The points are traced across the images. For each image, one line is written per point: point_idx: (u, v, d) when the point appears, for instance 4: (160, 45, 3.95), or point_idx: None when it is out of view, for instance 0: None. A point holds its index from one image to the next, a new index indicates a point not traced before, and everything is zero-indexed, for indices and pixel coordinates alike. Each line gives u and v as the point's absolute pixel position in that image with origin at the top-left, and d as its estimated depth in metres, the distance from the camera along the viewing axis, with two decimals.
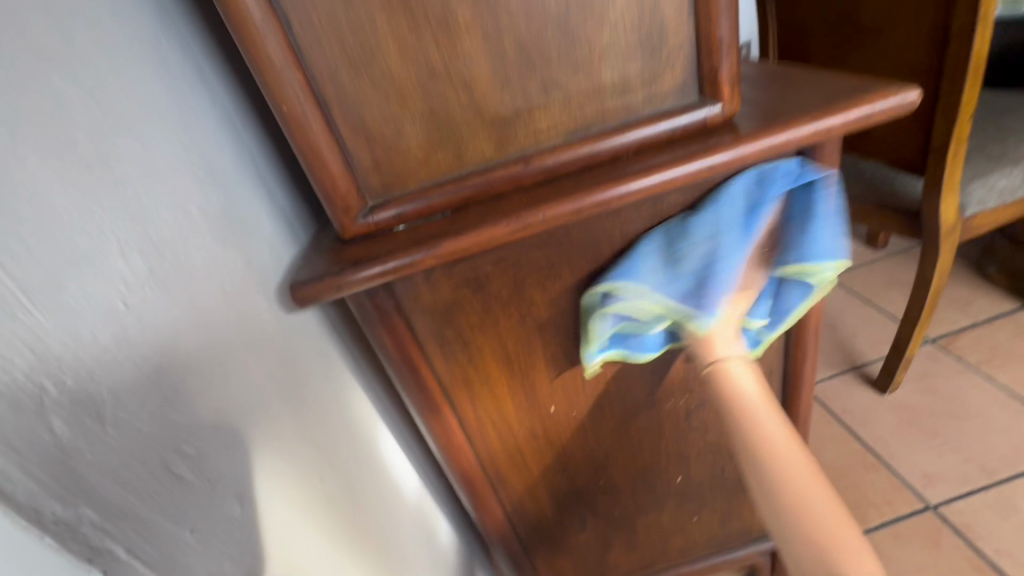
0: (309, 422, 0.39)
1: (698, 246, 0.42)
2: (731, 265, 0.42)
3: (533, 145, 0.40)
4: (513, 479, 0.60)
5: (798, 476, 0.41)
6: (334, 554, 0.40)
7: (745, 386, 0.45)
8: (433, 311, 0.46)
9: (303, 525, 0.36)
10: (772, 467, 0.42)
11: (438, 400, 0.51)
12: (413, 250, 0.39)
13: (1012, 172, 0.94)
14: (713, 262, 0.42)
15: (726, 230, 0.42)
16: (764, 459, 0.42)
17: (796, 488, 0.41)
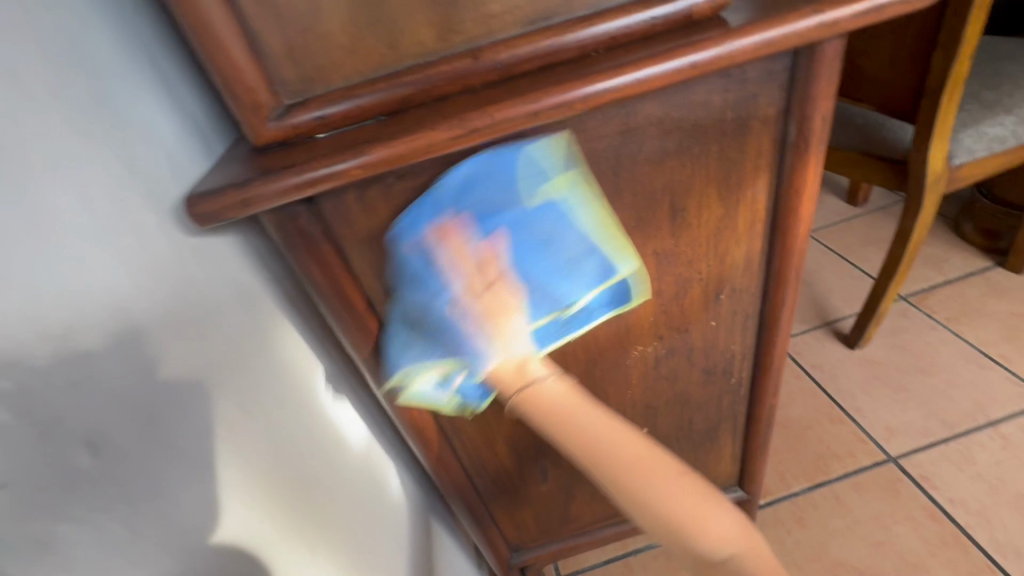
0: None
1: (415, 310, 0.40)
2: (462, 313, 0.39)
3: (484, 35, 0.33)
4: (468, 429, 0.56)
5: (613, 444, 0.41)
6: (255, 507, 0.38)
7: (557, 397, 0.42)
8: (370, 239, 0.40)
9: (199, 477, 0.34)
10: (590, 451, 0.41)
11: (382, 342, 0.45)
12: (337, 159, 0.32)
13: (1004, 120, 0.90)
14: (439, 307, 0.39)
15: (411, 288, 0.39)
16: (569, 435, 0.41)
17: (597, 452, 0.41)
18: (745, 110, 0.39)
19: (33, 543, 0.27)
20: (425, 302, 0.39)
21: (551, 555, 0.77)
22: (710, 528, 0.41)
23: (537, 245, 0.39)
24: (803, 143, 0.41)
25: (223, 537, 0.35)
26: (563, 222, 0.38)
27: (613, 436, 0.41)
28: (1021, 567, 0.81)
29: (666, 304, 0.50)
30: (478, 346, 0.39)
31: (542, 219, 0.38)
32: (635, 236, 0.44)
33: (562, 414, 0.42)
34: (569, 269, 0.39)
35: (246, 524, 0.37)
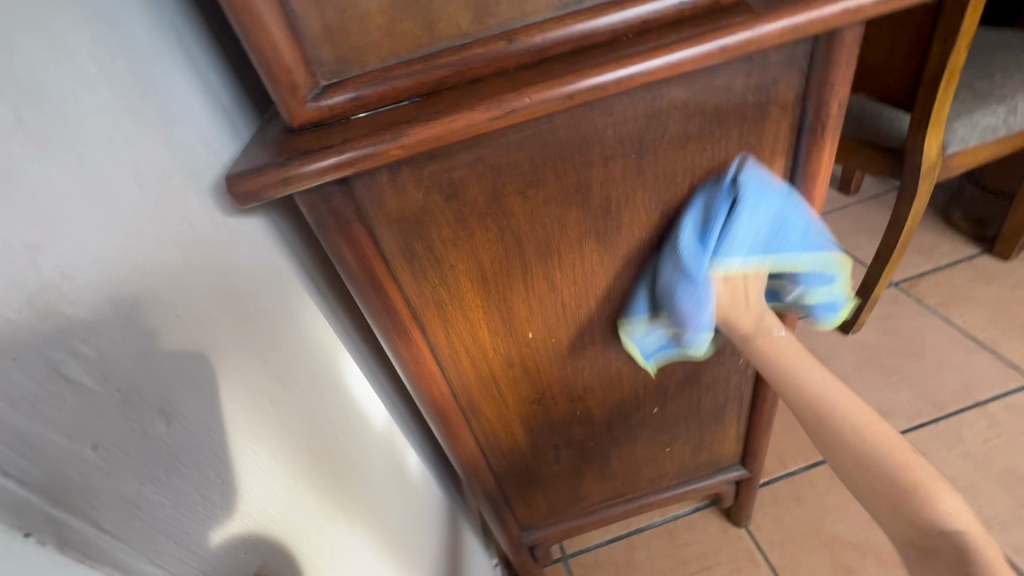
0: (258, 340, 0.35)
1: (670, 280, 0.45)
2: (700, 295, 0.44)
3: (518, 18, 0.34)
4: (486, 409, 0.58)
5: (836, 402, 0.44)
6: (302, 486, 0.35)
7: (783, 346, 0.47)
8: (400, 221, 0.41)
9: (257, 453, 0.31)
10: (815, 402, 0.45)
11: (406, 323, 0.46)
12: (375, 139, 0.33)
13: (997, 110, 0.92)
14: (697, 271, 0.43)
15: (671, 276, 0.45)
16: (802, 392, 0.45)
17: (825, 404, 0.44)
18: (765, 94, 0.40)
19: (137, 513, 0.23)
20: (683, 277, 0.44)
21: (559, 533, 0.79)
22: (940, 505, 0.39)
23: (783, 220, 0.43)
24: (819, 127, 0.42)
25: (282, 515, 0.33)
26: (794, 220, 0.43)
27: (841, 397, 0.45)
28: (1008, 539, 0.84)
29: None
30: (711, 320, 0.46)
31: (788, 211, 0.43)
32: (654, 218, 0.45)
33: (798, 375, 0.46)
34: (806, 243, 0.44)
35: (297, 504, 0.35)
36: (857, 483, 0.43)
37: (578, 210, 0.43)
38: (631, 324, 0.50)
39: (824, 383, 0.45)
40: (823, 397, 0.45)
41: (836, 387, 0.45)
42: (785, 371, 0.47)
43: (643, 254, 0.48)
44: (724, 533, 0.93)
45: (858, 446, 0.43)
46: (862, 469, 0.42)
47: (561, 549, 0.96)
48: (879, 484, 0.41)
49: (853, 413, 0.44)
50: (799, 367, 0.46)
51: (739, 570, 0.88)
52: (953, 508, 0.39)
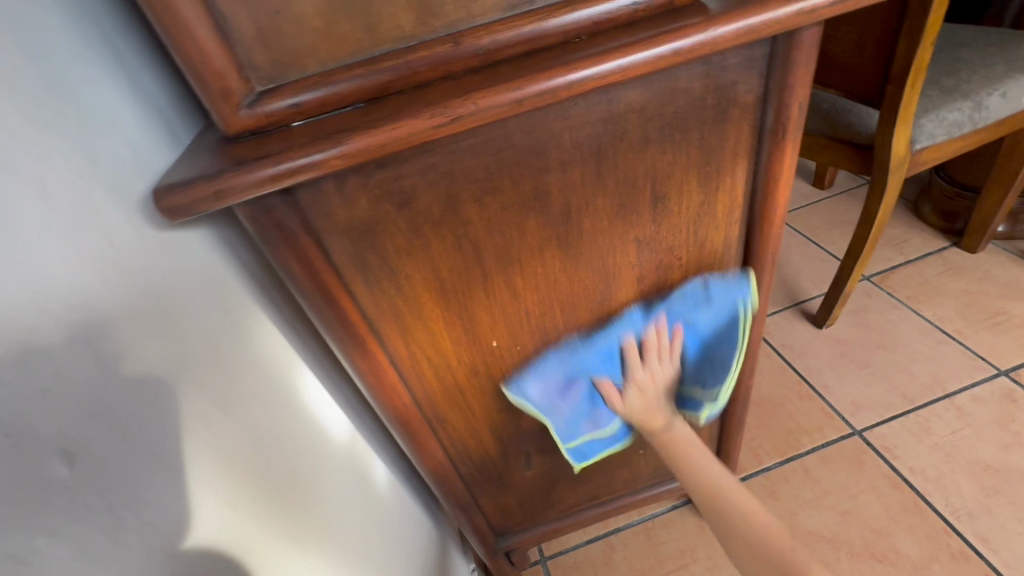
0: (198, 367, 0.33)
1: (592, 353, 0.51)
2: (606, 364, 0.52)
3: (464, 19, 0.32)
4: (453, 420, 0.56)
5: (720, 485, 0.58)
6: (245, 507, 0.35)
7: (685, 447, 0.58)
8: (350, 231, 0.39)
9: (188, 482, 0.30)
10: (705, 480, 0.58)
11: (363, 335, 0.45)
12: (315, 149, 0.31)
13: (963, 106, 0.93)
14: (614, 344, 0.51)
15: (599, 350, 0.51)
16: (695, 473, 0.59)
17: (712, 486, 0.58)
18: (725, 95, 0.39)
19: (27, 570, 0.21)
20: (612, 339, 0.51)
21: (535, 538, 0.79)
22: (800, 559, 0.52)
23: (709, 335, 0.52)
24: (781, 129, 0.41)
25: (221, 536, 0.32)
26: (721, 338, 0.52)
27: (723, 477, 0.58)
28: (974, 529, 0.86)
29: (648, 291, 0.51)
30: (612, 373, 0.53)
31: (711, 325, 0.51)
32: (616, 222, 0.44)
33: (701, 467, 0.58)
34: (713, 360, 0.54)
35: (238, 524, 0.34)
36: (745, 555, 0.54)
37: (537, 216, 0.42)
38: (516, 395, 0.52)
39: (722, 476, 0.59)
40: (721, 487, 0.58)
41: (725, 476, 0.59)
42: (694, 459, 0.59)
43: (607, 260, 0.47)
44: (701, 530, 0.93)
45: (746, 524, 0.55)
46: (756, 544, 0.54)
47: (540, 551, 0.96)
48: (760, 552, 0.53)
49: (743, 500, 0.57)
50: (700, 460, 0.58)
51: (715, 567, 0.89)
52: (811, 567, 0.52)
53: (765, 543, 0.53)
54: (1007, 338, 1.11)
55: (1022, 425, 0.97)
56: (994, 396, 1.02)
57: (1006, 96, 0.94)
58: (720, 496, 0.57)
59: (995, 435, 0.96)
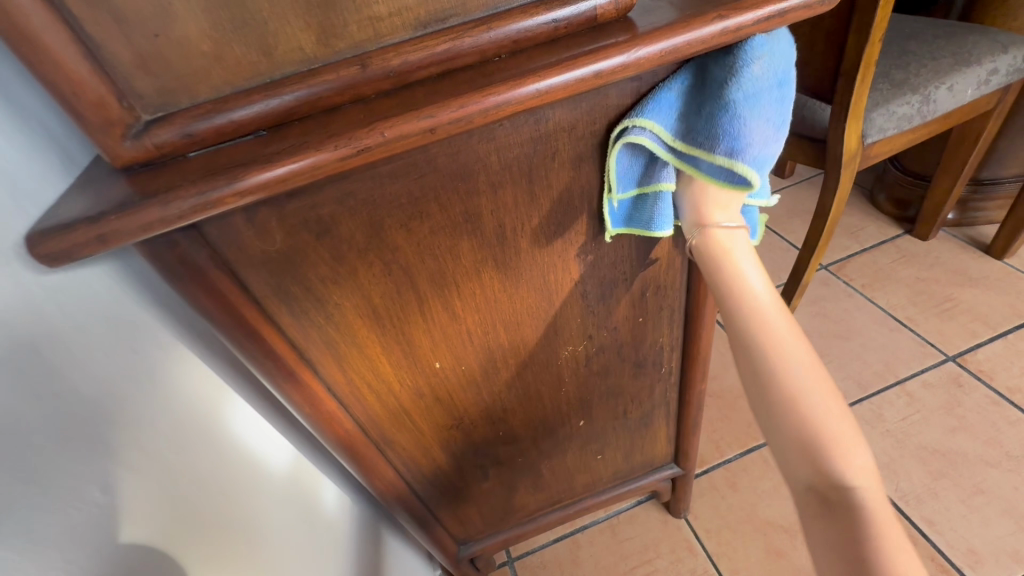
0: (100, 425, 0.32)
1: (757, 68, 0.34)
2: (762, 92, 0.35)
3: (371, 39, 0.30)
4: (401, 440, 0.55)
5: (798, 364, 0.36)
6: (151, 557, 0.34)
7: (732, 253, 0.40)
8: (268, 264, 0.36)
9: (69, 553, 0.29)
10: (749, 326, 0.38)
11: (293, 366, 0.42)
12: (208, 187, 0.29)
13: (912, 99, 0.94)
14: (776, 74, 0.35)
15: (762, 55, 0.34)
16: (736, 298, 0.39)
17: (766, 338, 0.37)
18: None
19: None
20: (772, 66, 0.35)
21: (497, 544, 0.79)
22: (847, 458, 0.34)
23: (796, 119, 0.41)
24: None
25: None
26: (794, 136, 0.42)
27: (797, 343, 0.37)
28: (922, 512, 0.89)
29: (593, 305, 0.50)
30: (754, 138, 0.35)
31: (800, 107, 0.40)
32: (555, 241, 0.43)
33: (751, 303, 0.39)
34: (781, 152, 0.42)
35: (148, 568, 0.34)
36: (770, 422, 0.36)
37: (470, 238, 0.40)
38: (645, 121, 0.36)
39: (774, 309, 0.38)
40: (771, 334, 0.37)
41: (792, 329, 0.38)
42: (731, 271, 0.40)
43: (548, 278, 0.45)
44: (664, 524, 0.95)
45: (786, 362, 0.36)
46: (799, 421, 0.35)
47: (507, 552, 0.96)
48: (796, 434, 0.34)
49: (804, 364, 0.36)
50: (753, 287, 0.39)
51: (678, 561, 0.91)
52: (858, 471, 0.33)
53: (815, 435, 0.34)
54: (954, 324, 1.14)
55: (966, 409, 1.01)
56: (941, 381, 1.05)
57: (953, 89, 0.95)
58: (778, 363, 0.36)
59: (942, 420, 1.00)
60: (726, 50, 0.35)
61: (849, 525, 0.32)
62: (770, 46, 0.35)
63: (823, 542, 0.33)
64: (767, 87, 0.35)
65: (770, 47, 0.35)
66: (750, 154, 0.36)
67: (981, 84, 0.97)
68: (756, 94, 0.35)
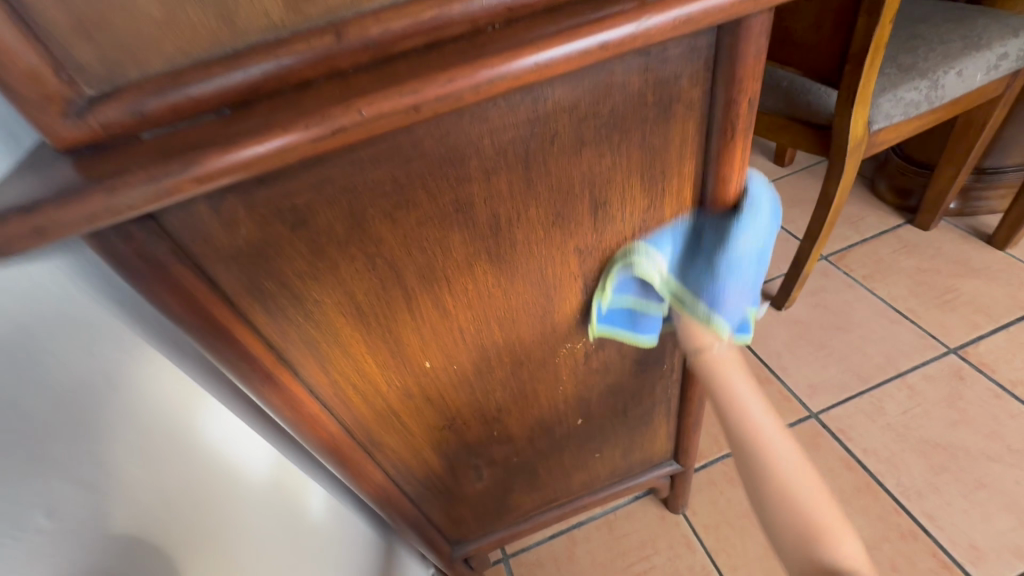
0: (41, 437, 0.28)
1: (742, 244, 0.40)
2: (744, 262, 0.41)
3: (346, 3, 0.26)
4: (391, 442, 0.52)
5: (789, 469, 0.45)
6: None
7: (731, 371, 0.48)
8: (237, 258, 0.33)
9: None
10: (748, 435, 0.47)
11: (270, 367, 0.39)
12: (161, 171, 0.25)
13: (920, 85, 0.91)
14: (759, 246, 0.42)
15: (749, 232, 0.40)
16: (736, 409, 0.48)
17: (763, 446, 0.46)
18: (667, 91, 0.35)
19: None
20: (757, 241, 0.41)
21: (492, 544, 0.76)
22: (838, 545, 0.43)
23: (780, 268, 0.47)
24: (730, 129, 0.37)
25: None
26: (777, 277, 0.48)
27: (788, 450, 0.47)
28: (923, 507, 0.88)
29: (593, 301, 0.47)
30: (728, 296, 0.42)
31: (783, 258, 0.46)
32: (553, 233, 0.40)
33: (748, 417, 0.48)
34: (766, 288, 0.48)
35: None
36: (771, 515, 0.45)
37: (462, 230, 0.37)
38: (645, 255, 0.42)
39: (766, 421, 0.48)
40: (766, 441, 0.46)
41: (781, 435, 0.47)
42: (732, 389, 0.48)
43: (545, 272, 0.42)
44: (661, 520, 0.93)
45: (779, 467, 0.46)
46: (793, 515, 0.44)
47: (502, 549, 0.94)
48: (794, 526, 0.44)
49: (795, 468, 0.46)
50: (747, 403, 0.48)
51: (676, 557, 0.89)
52: (847, 554, 0.43)
53: (808, 527, 0.43)
54: (955, 315, 1.13)
55: (968, 402, 0.99)
56: (943, 374, 1.04)
57: (963, 74, 0.92)
58: (773, 468, 0.46)
59: (943, 413, 0.98)
60: (720, 221, 0.41)
61: None
62: (757, 224, 0.40)
63: None
64: (750, 260, 0.41)
65: (759, 226, 0.40)
66: (725, 304, 0.43)
67: (991, 69, 0.94)
68: (739, 263, 0.41)
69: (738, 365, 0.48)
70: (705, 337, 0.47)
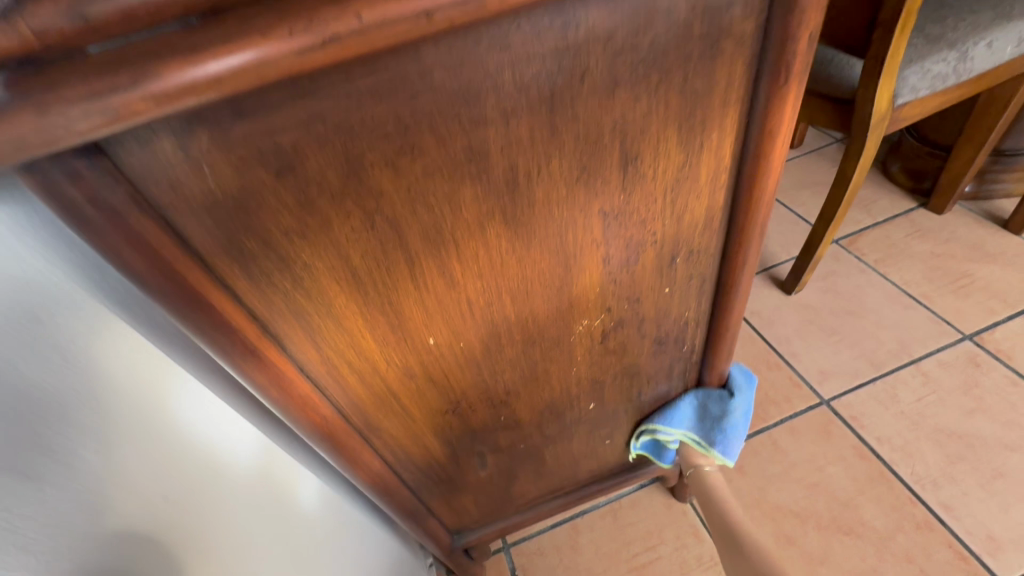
0: None
1: (733, 411, 0.60)
2: (738, 421, 0.60)
3: None
4: (390, 427, 0.48)
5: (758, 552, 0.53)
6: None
7: (718, 481, 0.62)
8: (211, 209, 0.28)
9: None
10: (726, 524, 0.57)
11: (253, 340, 0.34)
12: (108, 86, 0.20)
13: (948, 57, 0.87)
14: (745, 411, 0.61)
15: (736, 401, 0.60)
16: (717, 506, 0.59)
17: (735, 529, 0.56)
18: (718, 22, 0.30)
19: None
20: (743, 408, 0.61)
21: (493, 534, 0.73)
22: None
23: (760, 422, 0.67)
24: (782, 72, 0.32)
25: None
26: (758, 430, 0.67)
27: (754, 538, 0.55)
28: (938, 497, 0.85)
29: (615, 272, 0.42)
30: (733, 448, 0.60)
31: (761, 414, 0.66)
32: (577, 192, 0.35)
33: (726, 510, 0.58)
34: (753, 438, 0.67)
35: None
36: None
37: (474, 184, 0.32)
38: (665, 427, 0.62)
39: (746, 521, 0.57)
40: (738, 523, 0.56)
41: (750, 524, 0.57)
42: (719, 494, 0.60)
43: (565, 239, 0.38)
44: (668, 509, 0.90)
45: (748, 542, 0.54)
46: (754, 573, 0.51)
47: (503, 538, 0.91)
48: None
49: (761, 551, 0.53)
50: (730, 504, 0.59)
51: (683, 547, 0.86)
52: None
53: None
54: (971, 301, 1.09)
55: (984, 390, 0.96)
56: (958, 361, 1.01)
57: (992, 46, 0.88)
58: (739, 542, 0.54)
59: (958, 401, 0.95)
60: (717, 395, 0.61)
61: None
62: (743, 397, 0.60)
63: None
64: (741, 419, 0.60)
65: (742, 398, 0.60)
66: (731, 453, 0.60)
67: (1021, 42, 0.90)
68: (734, 424, 0.60)
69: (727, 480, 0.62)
70: (700, 459, 0.63)
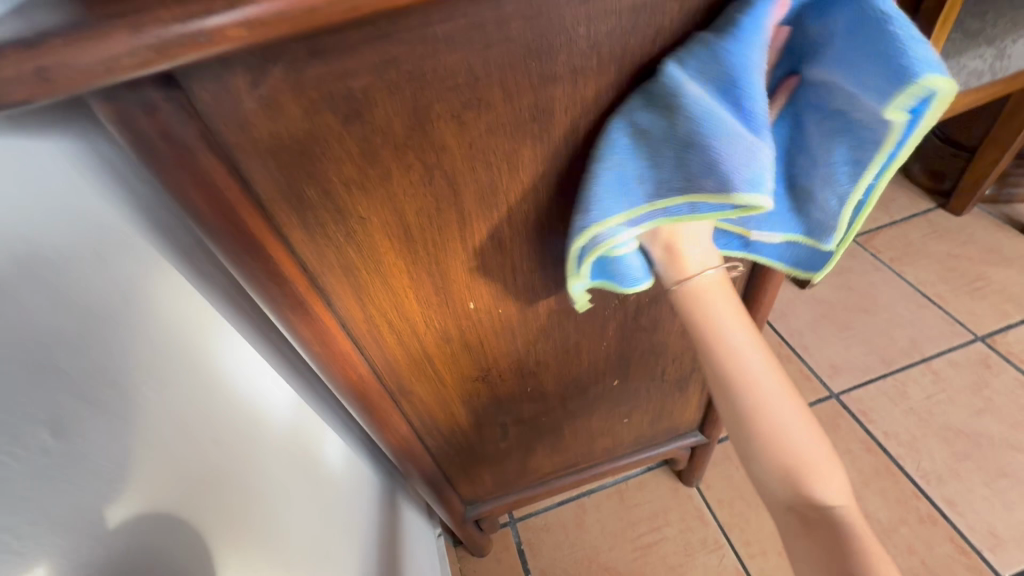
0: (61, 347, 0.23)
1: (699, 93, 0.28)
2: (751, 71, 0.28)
3: None
4: (419, 390, 0.48)
5: (770, 407, 0.36)
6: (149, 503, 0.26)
7: (717, 299, 0.37)
8: (277, 153, 0.28)
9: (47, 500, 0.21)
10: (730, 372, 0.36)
11: (302, 293, 0.34)
12: (202, 10, 0.20)
13: (985, 53, 0.85)
14: (745, 78, 0.28)
15: (711, 59, 0.28)
16: (712, 359, 0.37)
17: (739, 379, 0.36)
18: None
19: None
20: (737, 62, 0.27)
21: (505, 507, 0.74)
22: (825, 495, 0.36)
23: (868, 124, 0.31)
24: None
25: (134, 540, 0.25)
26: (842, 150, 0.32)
27: (768, 371, 0.37)
28: (943, 493, 0.87)
29: None
30: (734, 163, 0.28)
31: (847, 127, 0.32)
32: None
33: (745, 378, 0.36)
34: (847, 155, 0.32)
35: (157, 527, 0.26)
36: (759, 455, 0.37)
37: (535, 144, 0.32)
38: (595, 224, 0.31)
39: (744, 342, 0.37)
40: (745, 377, 0.36)
41: (761, 361, 0.37)
42: (718, 332, 0.37)
43: None
44: (674, 492, 0.91)
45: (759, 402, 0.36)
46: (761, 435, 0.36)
47: (510, 514, 0.92)
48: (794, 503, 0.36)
49: (783, 413, 0.36)
50: (737, 337, 0.37)
51: (688, 530, 0.87)
52: (836, 487, 0.36)
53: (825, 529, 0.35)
54: (985, 303, 1.09)
55: (994, 390, 0.97)
56: (969, 361, 1.01)
57: None
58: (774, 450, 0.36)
59: (967, 401, 0.96)
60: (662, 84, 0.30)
61: (831, 539, 0.35)
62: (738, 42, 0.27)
63: (798, 551, 0.36)
64: (743, 59, 0.27)
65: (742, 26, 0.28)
66: (741, 175, 0.28)
67: None
68: (720, 114, 0.28)
69: (722, 289, 0.37)
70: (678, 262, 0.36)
